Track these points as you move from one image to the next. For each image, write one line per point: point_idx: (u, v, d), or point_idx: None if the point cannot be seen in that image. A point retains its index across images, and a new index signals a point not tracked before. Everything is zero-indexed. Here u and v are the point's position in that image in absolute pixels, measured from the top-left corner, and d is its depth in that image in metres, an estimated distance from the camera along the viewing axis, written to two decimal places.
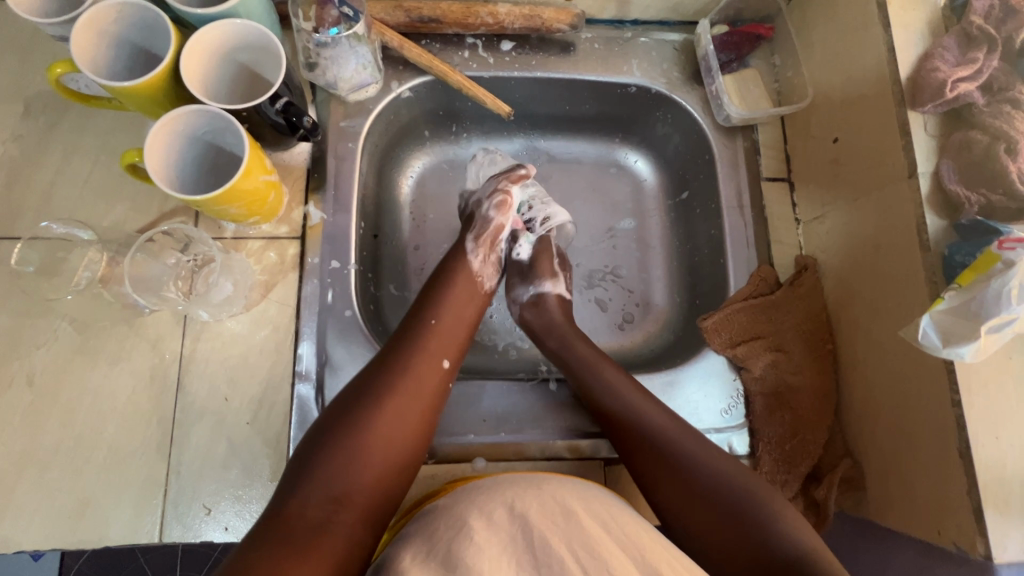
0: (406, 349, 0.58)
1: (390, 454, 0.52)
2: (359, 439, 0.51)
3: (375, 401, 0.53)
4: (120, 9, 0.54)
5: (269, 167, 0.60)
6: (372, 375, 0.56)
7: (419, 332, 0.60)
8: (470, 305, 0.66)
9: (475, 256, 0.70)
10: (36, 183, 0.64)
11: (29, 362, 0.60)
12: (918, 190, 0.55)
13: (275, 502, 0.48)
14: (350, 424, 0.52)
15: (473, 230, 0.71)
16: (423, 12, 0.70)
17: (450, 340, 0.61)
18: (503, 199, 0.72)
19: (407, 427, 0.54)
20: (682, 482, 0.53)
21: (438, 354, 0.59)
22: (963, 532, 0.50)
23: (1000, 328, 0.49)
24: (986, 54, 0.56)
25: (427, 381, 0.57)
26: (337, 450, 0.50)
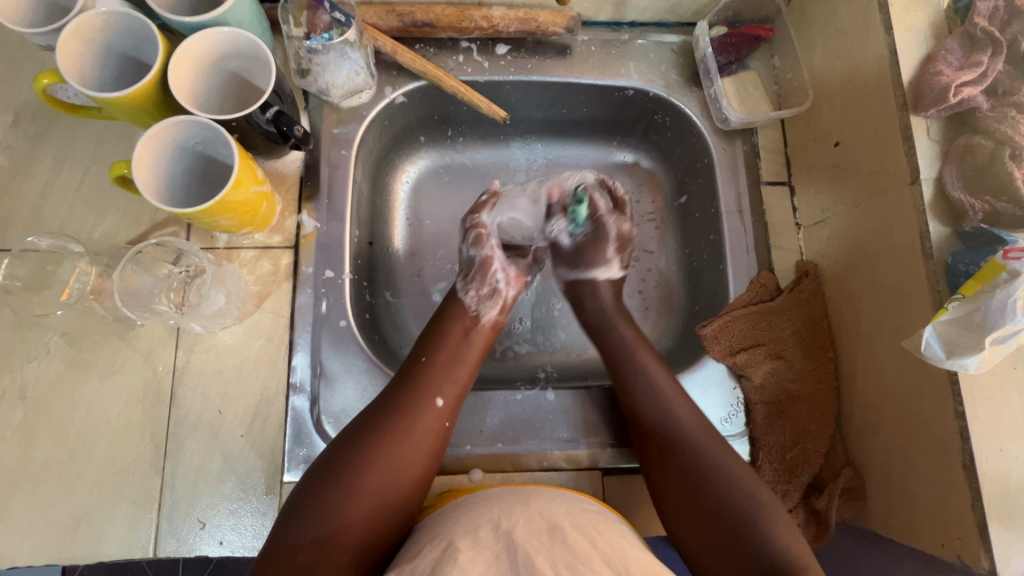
0: (399, 390, 0.58)
1: (380, 500, 0.51)
2: (349, 485, 0.50)
3: (366, 447, 0.53)
4: (106, 18, 0.53)
5: (261, 178, 0.59)
6: (363, 420, 0.55)
7: (413, 376, 0.59)
8: (467, 342, 0.64)
9: (466, 293, 0.68)
10: (26, 194, 0.64)
11: (22, 376, 0.60)
12: (920, 197, 0.54)
13: (268, 543, 0.48)
14: (341, 470, 0.51)
15: (461, 273, 0.70)
16: (416, 16, 0.69)
17: (444, 376, 0.60)
18: (479, 232, 0.69)
19: (400, 472, 0.53)
20: (691, 521, 0.54)
21: (432, 391, 0.58)
22: (967, 546, 0.49)
23: (1005, 339, 0.48)
24: (990, 57, 0.55)
25: (420, 425, 0.56)
26: (323, 496, 0.50)
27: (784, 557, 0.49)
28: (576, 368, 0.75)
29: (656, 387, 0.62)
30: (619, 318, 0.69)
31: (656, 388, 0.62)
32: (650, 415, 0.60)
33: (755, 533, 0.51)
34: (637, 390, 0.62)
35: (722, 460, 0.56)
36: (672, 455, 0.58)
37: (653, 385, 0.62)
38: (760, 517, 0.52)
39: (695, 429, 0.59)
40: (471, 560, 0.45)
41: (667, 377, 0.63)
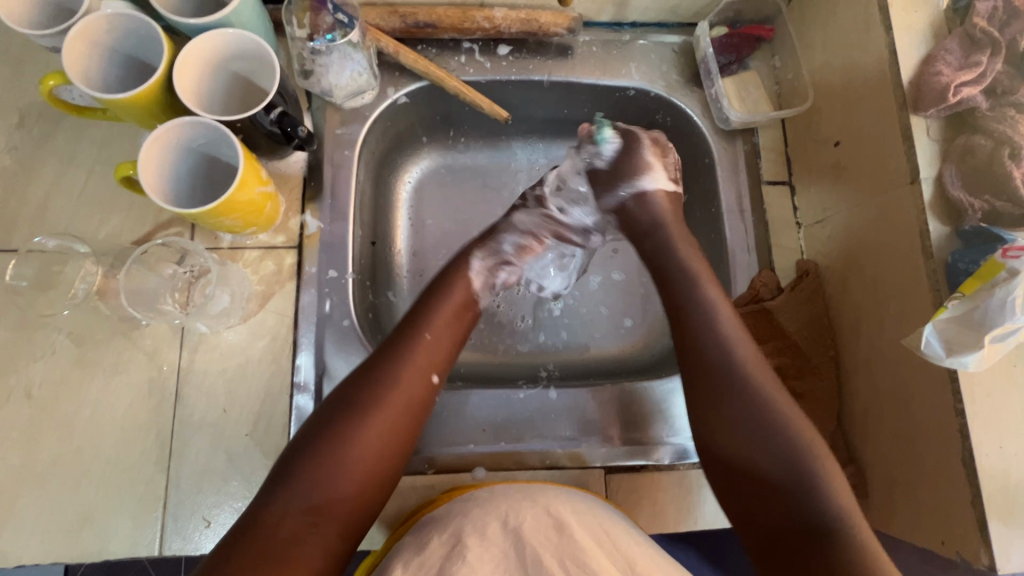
0: (395, 357, 0.56)
1: (371, 467, 0.51)
2: (340, 452, 0.50)
3: (359, 414, 0.52)
4: (112, 20, 0.53)
5: (265, 178, 0.59)
6: (354, 385, 0.54)
7: (408, 347, 0.57)
8: (463, 315, 0.63)
9: (470, 276, 0.66)
10: (31, 195, 0.64)
11: (28, 375, 0.60)
12: (920, 196, 0.55)
13: (254, 509, 0.48)
14: (332, 438, 0.51)
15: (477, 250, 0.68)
16: (418, 17, 0.69)
17: (439, 352, 0.59)
18: (529, 243, 0.70)
19: (390, 442, 0.53)
20: (740, 478, 0.52)
21: (429, 366, 0.57)
22: (967, 542, 0.49)
23: (1003, 337, 0.49)
24: (989, 57, 0.55)
25: (413, 395, 0.55)
26: (316, 463, 0.49)
27: (834, 517, 0.48)
28: (578, 367, 0.76)
29: (726, 333, 0.58)
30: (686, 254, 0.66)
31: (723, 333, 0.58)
32: (716, 363, 0.56)
33: (814, 494, 0.49)
34: (703, 335, 0.58)
35: (792, 412, 0.53)
36: (733, 405, 0.54)
37: (722, 330, 0.58)
38: (823, 475, 0.50)
39: (761, 378, 0.55)
40: (479, 560, 0.46)
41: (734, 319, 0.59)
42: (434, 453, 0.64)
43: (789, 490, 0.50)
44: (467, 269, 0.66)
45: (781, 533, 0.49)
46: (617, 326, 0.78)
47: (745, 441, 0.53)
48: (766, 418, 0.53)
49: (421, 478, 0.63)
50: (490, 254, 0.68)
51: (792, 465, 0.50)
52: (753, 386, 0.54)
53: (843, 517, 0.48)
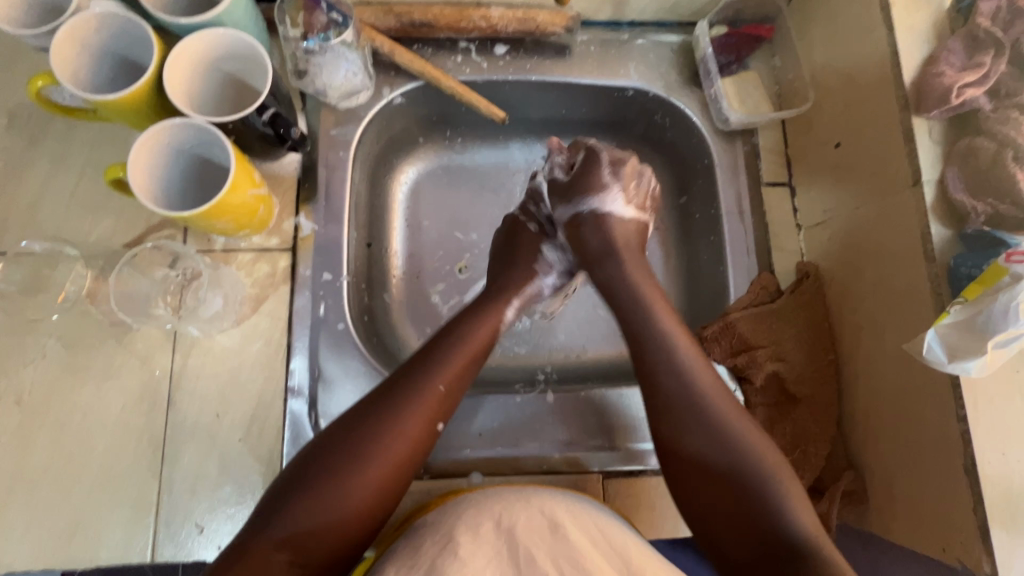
0: (404, 397, 0.54)
1: (365, 511, 0.49)
2: (334, 492, 0.48)
3: (358, 454, 0.50)
4: (101, 19, 0.52)
5: (258, 180, 0.58)
6: (357, 424, 0.52)
7: (415, 388, 0.54)
8: (478, 357, 0.60)
9: (509, 310, 0.65)
10: (21, 197, 0.63)
11: (18, 380, 0.59)
12: (922, 199, 0.54)
13: (240, 538, 0.46)
14: (326, 476, 0.48)
15: (519, 294, 0.67)
16: (414, 16, 0.68)
17: (449, 400, 0.56)
18: (523, 285, 0.67)
19: (387, 486, 0.50)
20: (708, 506, 0.52)
21: (436, 414, 0.55)
22: (968, 550, 0.49)
23: (1006, 343, 0.48)
24: (993, 57, 0.54)
25: (417, 440, 0.53)
26: (307, 504, 0.47)
27: (807, 541, 0.47)
28: (576, 370, 0.75)
29: (679, 360, 0.57)
30: (662, 267, 0.66)
31: (674, 354, 0.57)
32: (674, 392, 0.56)
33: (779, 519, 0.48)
34: (650, 358, 0.58)
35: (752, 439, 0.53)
36: (693, 434, 0.54)
37: (674, 357, 0.57)
38: (784, 499, 0.49)
39: (713, 399, 0.55)
40: (470, 558, 0.46)
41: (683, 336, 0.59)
42: (430, 459, 0.63)
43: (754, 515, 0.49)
44: (494, 305, 0.64)
45: (751, 563, 0.48)
46: (615, 328, 0.78)
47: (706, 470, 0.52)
48: (725, 445, 0.52)
49: (417, 483, 0.62)
50: (526, 299, 0.67)
51: (756, 489, 0.50)
52: (709, 414, 0.54)
53: (813, 540, 0.47)
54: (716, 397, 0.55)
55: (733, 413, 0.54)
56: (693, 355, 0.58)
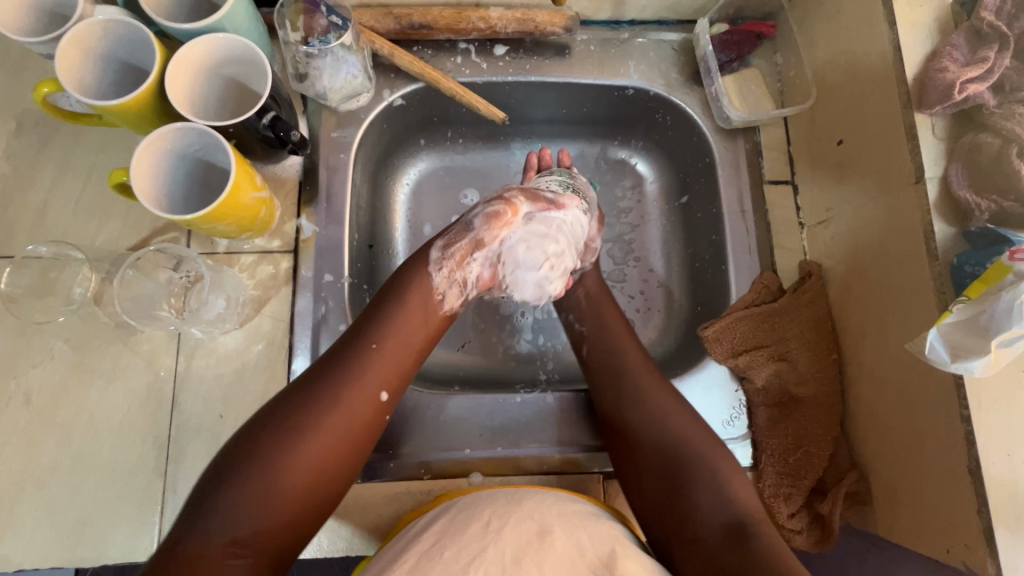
0: (340, 372, 0.52)
1: (307, 493, 0.48)
2: (268, 478, 0.46)
3: (292, 431, 0.48)
4: (105, 26, 0.53)
5: (259, 184, 0.59)
6: (293, 400, 0.50)
7: (352, 358, 0.53)
8: (425, 321, 0.58)
9: (438, 270, 0.60)
10: (30, 201, 0.64)
11: (27, 381, 0.61)
12: (925, 196, 0.53)
13: (171, 540, 0.45)
14: (260, 460, 0.47)
15: (445, 237, 0.61)
16: (413, 18, 0.69)
17: (392, 368, 0.54)
18: (500, 210, 0.61)
19: (331, 463, 0.49)
20: (651, 483, 0.56)
21: (377, 382, 0.53)
22: (973, 552, 0.48)
23: (1010, 342, 0.47)
24: (998, 52, 0.53)
25: (357, 414, 0.51)
26: (240, 491, 0.45)
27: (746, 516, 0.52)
28: (577, 371, 0.75)
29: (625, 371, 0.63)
30: None
31: (619, 347, 0.65)
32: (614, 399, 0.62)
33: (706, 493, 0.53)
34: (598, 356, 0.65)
35: (674, 418, 0.58)
36: (631, 419, 0.59)
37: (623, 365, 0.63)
38: (720, 481, 0.54)
39: (647, 384, 0.61)
40: (456, 556, 0.45)
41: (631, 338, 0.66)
42: (430, 459, 0.63)
43: (683, 491, 0.54)
44: (426, 263, 0.60)
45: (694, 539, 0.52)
46: None
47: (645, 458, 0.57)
48: (653, 423, 0.58)
49: (418, 483, 0.62)
50: (454, 242, 0.61)
51: (686, 464, 0.55)
52: (645, 398, 0.60)
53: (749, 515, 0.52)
54: (654, 389, 0.61)
55: (677, 408, 0.59)
56: (632, 351, 0.64)
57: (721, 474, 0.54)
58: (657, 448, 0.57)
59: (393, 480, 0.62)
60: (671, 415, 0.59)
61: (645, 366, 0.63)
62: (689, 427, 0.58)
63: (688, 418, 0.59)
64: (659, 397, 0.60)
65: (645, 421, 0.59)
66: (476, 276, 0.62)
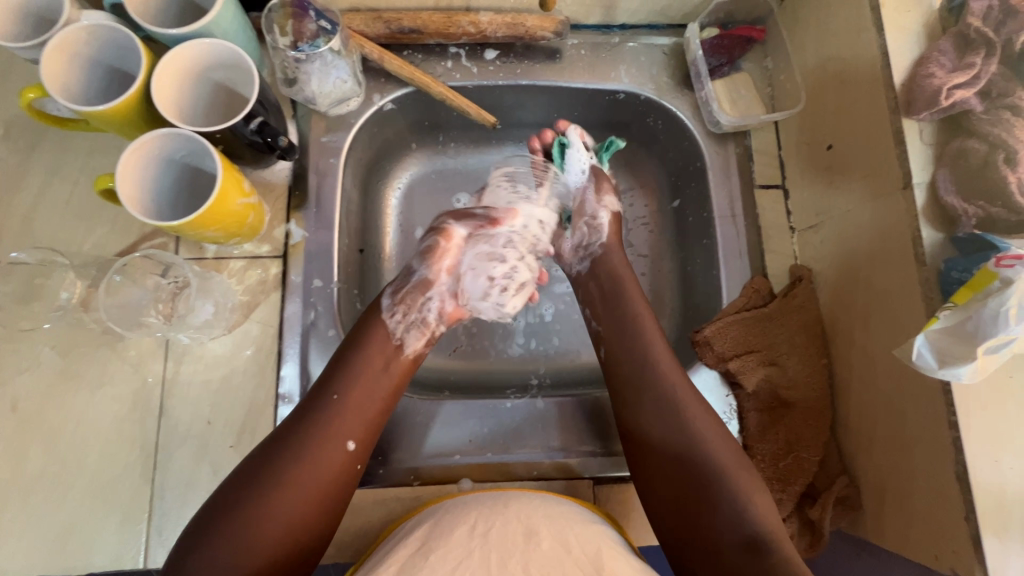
0: (304, 428, 0.52)
1: (278, 556, 0.47)
2: (235, 543, 0.46)
3: (260, 492, 0.48)
4: (90, 32, 0.53)
5: (247, 189, 0.59)
6: (257, 463, 0.50)
7: (316, 414, 0.53)
8: (388, 369, 0.58)
9: (391, 316, 0.61)
10: (17, 206, 0.64)
11: (13, 388, 0.60)
12: (913, 202, 0.53)
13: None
14: (226, 525, 0.46)
15: (393, 285, 0.63)
16: (403, 23, 0.68)
17: (357, 417, 0.55)
18: (434, 243, 0.65)
19: (302, 518, 0.49)
20: (673, 493, 0.53)
21: (343, 433, 0.53)
22: (960, 558, 0.48)
23: (997, 348, 0.47)
24: (984, 57, 0.53)
25: (326, 467, 0.51)
26: (206, 561, 0.45)
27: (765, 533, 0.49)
28: (569, 375, 0.75)
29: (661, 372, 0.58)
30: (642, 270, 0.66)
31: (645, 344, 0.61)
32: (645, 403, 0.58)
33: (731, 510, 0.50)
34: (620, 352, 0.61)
35: (702, 424, 0.55)
36: (654, 424, 0.56)
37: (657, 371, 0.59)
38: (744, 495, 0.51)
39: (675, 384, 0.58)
40: (442, 562, 0.45)
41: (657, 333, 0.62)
42: (420, 465, 0.63)
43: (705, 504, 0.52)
44: (379, 312, 0.61)
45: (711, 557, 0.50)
46: None
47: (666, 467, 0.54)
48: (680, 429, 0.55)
49: (407, 490, 0.62)
50: (402, 286, 0.63)
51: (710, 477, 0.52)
52: (671, 402, 0.57)
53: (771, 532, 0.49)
54: (682, 392, 0.57)
55: (705, 417, 0.56)
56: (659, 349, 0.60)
57: (747, 491, 0.52)
58: (680, 460, 0.54)
59: (383, 486, 0.62)
60: (702, 424, 0.55)
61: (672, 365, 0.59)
62: (718, 439, 0.54)
63: (718, 431, 0.55)
64: (684, 400, 0.57)
65: (675, 425, 0.55)
66: (437, 312, 0.64)
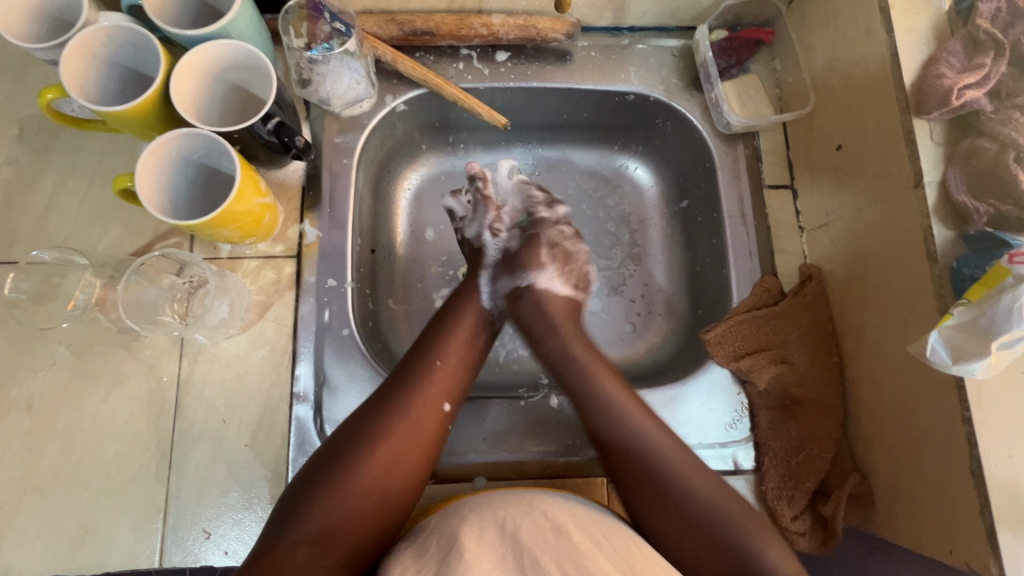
0: (407, 385, 0.56)
1: (381, 497, 0.51)
2: (347, 480, 0.50)
3: (370, 438, 0.52)
4: (109, 33, 0.53)
5: (264, 189, 0.59)
6: (368, 412, 0.54)
7: (419, 374, 0.57)
8: (475, 340, 0.63)
9: (484, 292, 0.67)
10: (32, 207, 0.64)
11: (29, 388, 0.60)
12: (924, 200, 0.54)
13: (266, 537, 0.48)
14: (342, 462, 0.51)
15: (484, 266, 0.70)
16: (416, 25, 0.69)
17: (453, 380, 0.58)
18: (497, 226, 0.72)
19: (403, 468, 0.52)
20: (695, 547, 0.52)
21: (440, 394, 0.57)
22: (976, 552, 0.48)
23: (1011, 344, 0.48)
24: (993, 58, 0.54)
25: (425, 421, 0.55)
26: (323, 492, 0.49)
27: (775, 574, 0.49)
28: None
29: (623, 416, 0.58)
30: None
31: (603, 397, 0.59)
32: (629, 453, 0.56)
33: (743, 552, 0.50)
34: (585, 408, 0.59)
35: (676, 465, 0.55)
36: (647, 479, 0.55)
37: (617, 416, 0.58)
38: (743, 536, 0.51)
39: (653, 436, 0.56)
40: (476, 559, 0.45)
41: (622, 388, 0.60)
42: (434, 464, 0.64)
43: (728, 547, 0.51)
44: (473, 290, 0.67)
45: None
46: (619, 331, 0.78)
47: (682, 513, 0.53)
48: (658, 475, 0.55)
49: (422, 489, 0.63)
50: (494, 271, 0.70)
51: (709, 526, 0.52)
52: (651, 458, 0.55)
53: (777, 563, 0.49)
54: (667, 449, 0.56)
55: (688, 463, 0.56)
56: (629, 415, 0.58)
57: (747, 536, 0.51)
58: (688, 511, 0.53)
59: None
60: (701, 487, 0.54)
61: (652, 424, 0.58)
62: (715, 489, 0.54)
63: (706, 479, 0.55)
64: (662, 442, 0.56)
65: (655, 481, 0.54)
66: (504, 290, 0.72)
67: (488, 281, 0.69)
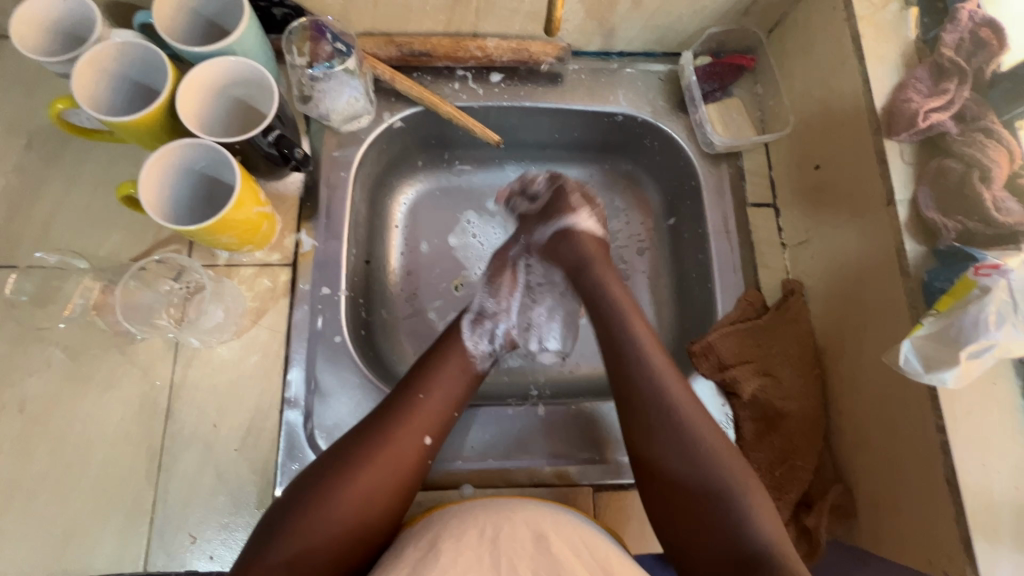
0: (389, 419, 0.57)
1: (354, 527, 0.51)
2: (320, 508, 0.50)
3: (348, 468, 0.53)
4: (121, 48, 0.56)
5: (262, 199, 0.61)
6: (347, 445, 0.55)
7: (402, 409, 0.58)
8: (462, 375, 0.64)
9: (471, 335, 0.68)
10: (34, 214, 0.66)
11: (21, 389, 0.61)
12: (896, 217, 0.56)
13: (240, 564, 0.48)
14: (320, 490, 0.51)
15: (474, 315, 0.71)
16: (414, 46, 0.73)
17: (435, 415, 0.59)
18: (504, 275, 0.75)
19: (379, 498, 0.53)
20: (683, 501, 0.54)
21: (422, 427, 0.58)
22: (952, 560, 0.49)
23: (979, 353, 0.50)
24: (957, 85, 0.57)
25: (404, 454, 0.55)
26: (298, 519, 0.49)
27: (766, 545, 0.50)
28: (568, 385, 0.77)
29: (650, 368, 0.60)
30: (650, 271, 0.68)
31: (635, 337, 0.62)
32: (647, 397, 0.58)
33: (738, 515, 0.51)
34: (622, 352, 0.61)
35: (692, 413, 0.57)
36: (660, 436, 0.56)
37: (679, 415, 0.57)
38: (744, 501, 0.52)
39: (662, 371, 0.59)
40: (453, 564, 0.45)
41: (652, 338, 0.63)
42: None
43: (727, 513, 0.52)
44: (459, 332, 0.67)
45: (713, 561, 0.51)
46: None
47: (681, 463, 0.55)
48: (680, 432, 0.56)
49: None
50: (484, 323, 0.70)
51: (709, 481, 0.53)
52: (666, 405, 0.57)
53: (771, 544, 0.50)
54: (682, 396, 0.58)
55: (697, 411, 0.57)
56: (654, 358, 0.60)
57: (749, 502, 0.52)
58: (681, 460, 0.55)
59: None
60: (712, 445, 0.55)
61: (668, 368, 0.60)
62: (721, 444, 0.55)
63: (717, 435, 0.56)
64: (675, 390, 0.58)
65: (667, 433, 0.56)
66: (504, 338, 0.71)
67: (473, 325, 0.69)
